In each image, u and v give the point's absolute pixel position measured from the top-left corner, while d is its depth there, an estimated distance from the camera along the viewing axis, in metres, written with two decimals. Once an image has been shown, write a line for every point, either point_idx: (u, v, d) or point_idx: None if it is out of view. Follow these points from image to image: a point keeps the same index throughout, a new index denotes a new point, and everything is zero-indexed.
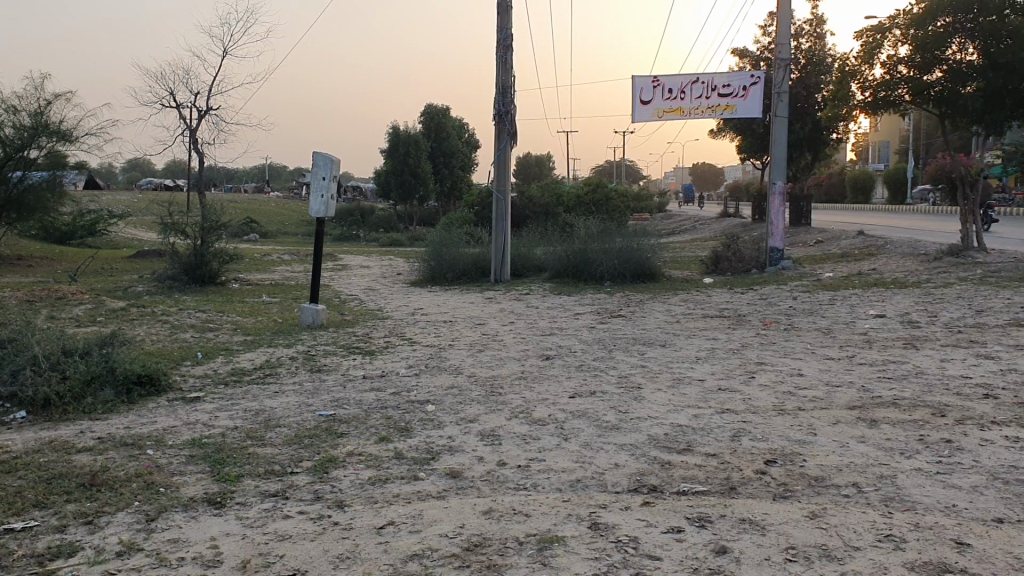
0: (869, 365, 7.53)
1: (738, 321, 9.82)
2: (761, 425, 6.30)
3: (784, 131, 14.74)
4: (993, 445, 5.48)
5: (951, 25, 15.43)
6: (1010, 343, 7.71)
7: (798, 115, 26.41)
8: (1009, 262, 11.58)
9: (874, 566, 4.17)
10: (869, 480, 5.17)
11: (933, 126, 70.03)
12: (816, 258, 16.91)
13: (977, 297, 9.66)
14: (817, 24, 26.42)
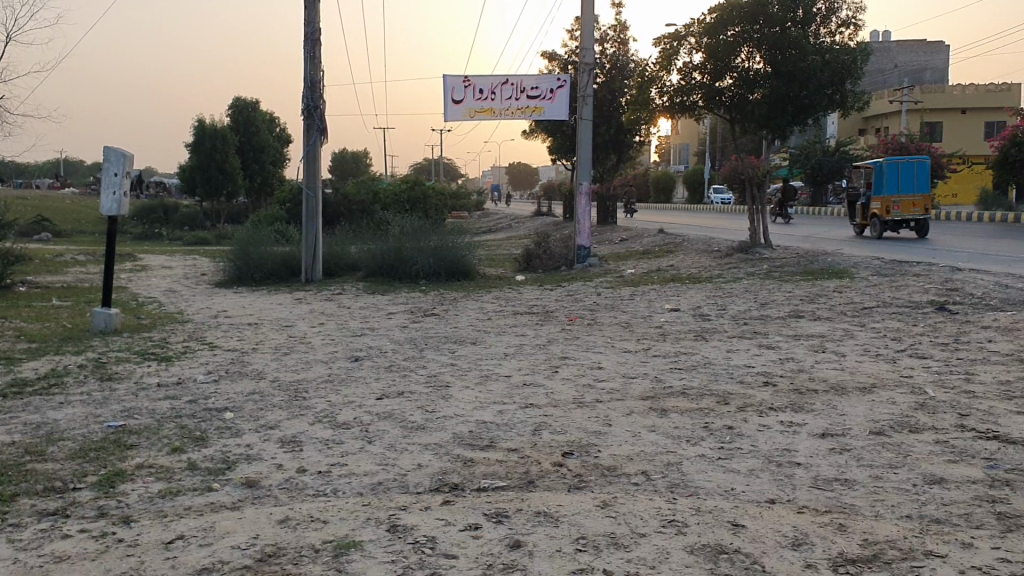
0: (663, 357, 7.87)
1: (545, 317, 10.04)
2: (561, 418, 6.45)
3: (589, 133, 15.19)
4: (770, 429, 5.85)
5: (739, 35, 16.33)
6: (790, 333, 8.25)
7: (604, 118, 27.37)
8: (790, 258, 12.46)
9: (657, 550, 4.35)
10: (657, 467, 5.40)
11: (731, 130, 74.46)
12: (621, 255, 17.57)
13: (763, 290, 10.31)
14: (621, 29, 27.32)
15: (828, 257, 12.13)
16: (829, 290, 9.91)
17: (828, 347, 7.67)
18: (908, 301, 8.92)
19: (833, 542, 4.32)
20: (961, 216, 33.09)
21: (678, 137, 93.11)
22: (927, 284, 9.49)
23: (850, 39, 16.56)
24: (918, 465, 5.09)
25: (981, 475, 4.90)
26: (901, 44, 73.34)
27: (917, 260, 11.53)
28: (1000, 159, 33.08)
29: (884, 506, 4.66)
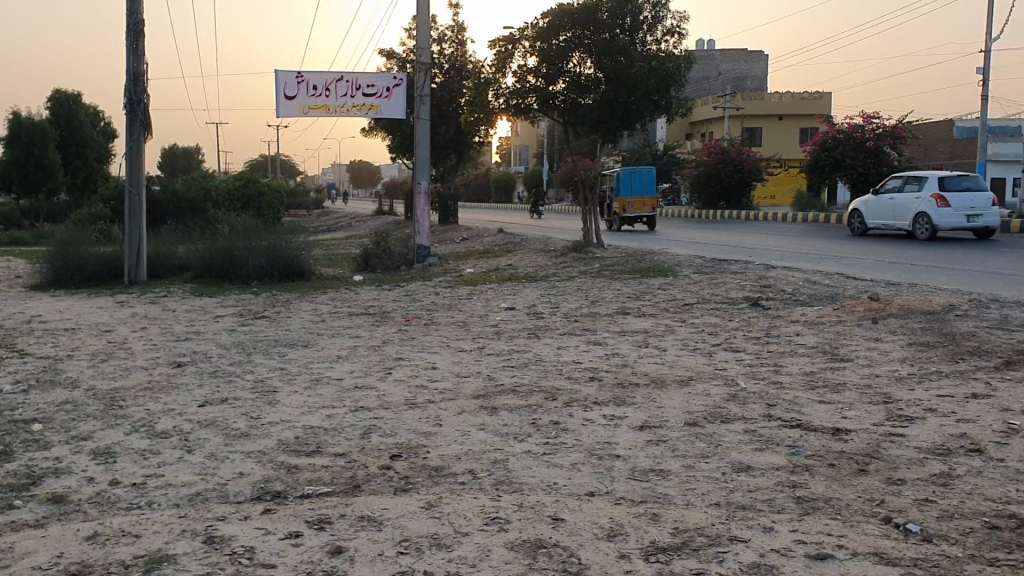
0: (496, 356, 7.94)
1: (381, 318, 9.95)
2: (390, 420, 6.40)
3: (426, 133, 15.20)
4: (593, 424, 6.01)
5: (571, 40, 16.78)
6: (617, 329, 8.52)
7: (443, 118, 27.54)
8: (622, 256, 12.88)
9: (478, 549, 4.38)
10: (483, 466, 5.45)
11: None
12: (461, 254, 17.62)
13: (595, 289, 10.58)
14: (459, 30, 27.47)
15: (656, 256, 12.61)
16: (654, 287, 10.30)
17: (650, 342, 7.96)
18: (726, 297, 9.37)
19: (647, 532, 4.47)
20: (779, 216, 35.16)
21: (518, 138, 95.31)
22: (743, 281, 10.01)
23: (675, 48, 17.21)
24: (727, 454, 5.34)
25: (783, 461, 5.20)
26: (723, 54, 77.52)
27: (735, 258, 12.11)
28: (811, 163, 35.46)
29: (695, 495, 4.86)
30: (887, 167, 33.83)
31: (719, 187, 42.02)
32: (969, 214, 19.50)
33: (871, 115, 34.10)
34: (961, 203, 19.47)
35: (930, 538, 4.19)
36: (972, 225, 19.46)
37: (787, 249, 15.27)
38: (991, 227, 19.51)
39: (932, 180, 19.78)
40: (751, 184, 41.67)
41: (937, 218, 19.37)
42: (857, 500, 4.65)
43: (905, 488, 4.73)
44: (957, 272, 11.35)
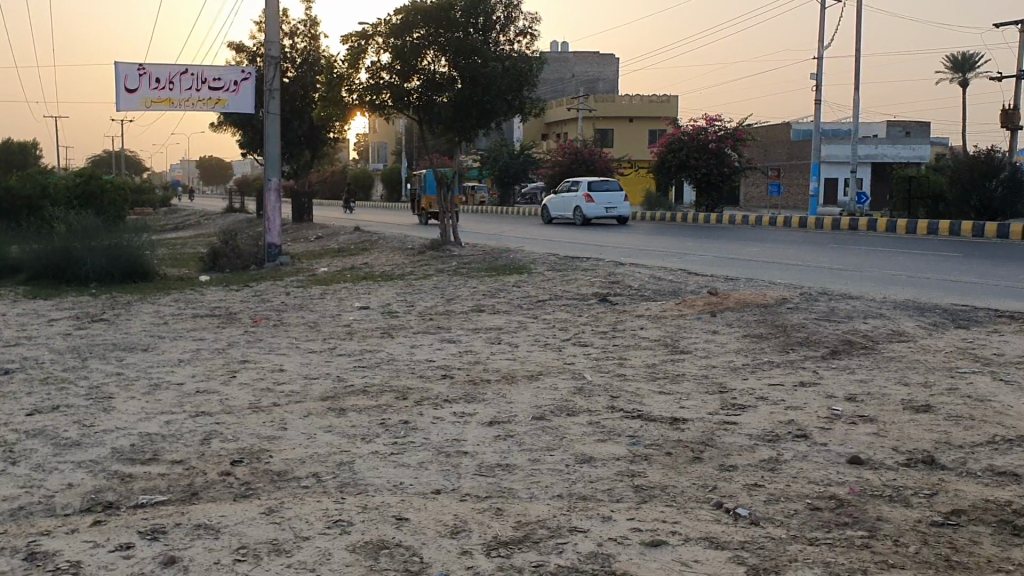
0: (346, 356, 7.83)
1: (228, 319, 9.65)
2: (233, 425, 6.21)
3: (275, 129, 14.89)
4: (442, 422, 6.00)
5: (424, 37, 16.76)
6: (470, 327, 8.54)
7: (297, 114, 27.02)
8: (479, 255, 12.97)
9: (318, 553, 4.30)
10: (328, 468, 5.36)
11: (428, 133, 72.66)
12: (314, 253, 17.28)
13: (449, 287, 10.59)
14: (312, 25, 26.98)
15: (511, 254, 12.75)
16: (508, 284, 10.41)
17: (502, 339, 8.03)
18: (576, 293, 9.55)
19: (489, 527, 4.48)
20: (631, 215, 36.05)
21: (371, 133, 97.13)
22: (594, 278, 10.25)
23: (529, 49, 17.45)
24: (571, 446, 5.44)
25: (624, 452, 5.33)
26: (577, 56, 79.31)
27: (588, 256, 12.37)
28: (658, 164, 36.56)
29: (538, 488, 4.92)
30: (728, 168, 35.59)
31: None
32: (606, 208, 29.16)
33: (714, 117, 35.53)
34: (598, 200, 29.23)
35: (757, 520, 4.37)
36: (607, 215, 29.25)
37: (672, 246, 15.68)
38: (622, 215, 29.29)
39: (585, 184, 29.23)
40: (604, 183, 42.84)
41: (584, 210, 29.00)
42: (692, 487, 4.81)
43: (736, 474, 4.93)
44: (789, 268, 11.94)
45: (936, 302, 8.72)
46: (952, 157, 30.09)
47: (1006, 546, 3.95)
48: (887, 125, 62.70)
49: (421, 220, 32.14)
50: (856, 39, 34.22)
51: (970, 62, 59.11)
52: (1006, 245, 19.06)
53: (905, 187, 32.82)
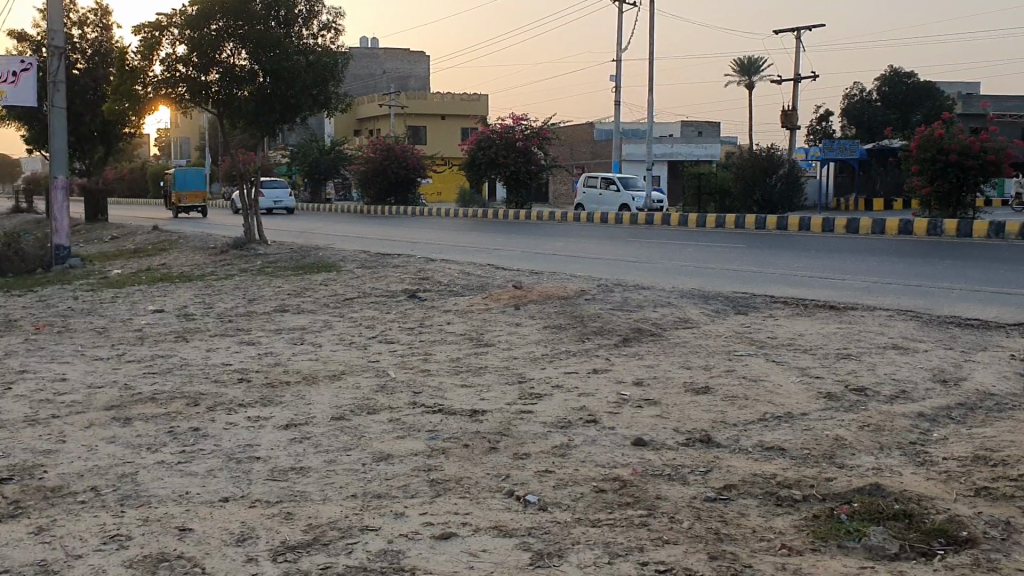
0: (137, 362, 7.46)
1: (5, 327, 8.96)
2: (5, 440, 5.77)
3: (60, 123, 14.02)
4: (235, 427, 5.81)
5: (223, 30, 16.22)
6: (271, 328, 8.32)
7: (88, 108, 25.53)
8: (283, 253, 12.67)
9: (91, 571, 4.03)
10: (109, 481, 5.07)
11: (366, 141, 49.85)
12: (108, 254, 16.40)
13: (251, 287, 10.27)
14: (103, 14, 25.58)
15: (317, 252, 12.53)
16: (314, 283, 10.21)
17: (305, 339, 7.86)
18: (384, 291, 9.49)
19: (278, 532, 4.34)
20: (448, 212, 36.33)
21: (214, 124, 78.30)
22: (403, 274, 10.24)
23: (332, 43, 17.31)
24: (368, 445, 5.38)
25: (421, 447, 5.32)
26: (386, 52, 79.31)
27: (397, 252, 12.39)
28: (469, 162, 37.02)
29: (331, 489, 4.82)
30: (535, 166, 36.40)
31: (386, 184, 42.84)
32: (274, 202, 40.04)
33: (521, 117, 36.39)
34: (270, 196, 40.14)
35: (545, 506, 4.47)
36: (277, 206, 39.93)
37: (469, 242, 15.94)
38: (286, 208, 40.05)
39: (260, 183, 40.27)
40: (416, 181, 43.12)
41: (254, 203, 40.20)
42: (486, 477, 4.86)
43: (529, 462, 5.03)
44: (584, 260, 12.38)
45: (720, 290, 9.30)
46: (732, 156, 32.19)
47: (770, 516, 4.20)
48: (682, 125, 66.52)
49: (174, 214, 41.08)
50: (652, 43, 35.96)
51: (754, 67, 63.31)
52: (786, 236, 20.65)
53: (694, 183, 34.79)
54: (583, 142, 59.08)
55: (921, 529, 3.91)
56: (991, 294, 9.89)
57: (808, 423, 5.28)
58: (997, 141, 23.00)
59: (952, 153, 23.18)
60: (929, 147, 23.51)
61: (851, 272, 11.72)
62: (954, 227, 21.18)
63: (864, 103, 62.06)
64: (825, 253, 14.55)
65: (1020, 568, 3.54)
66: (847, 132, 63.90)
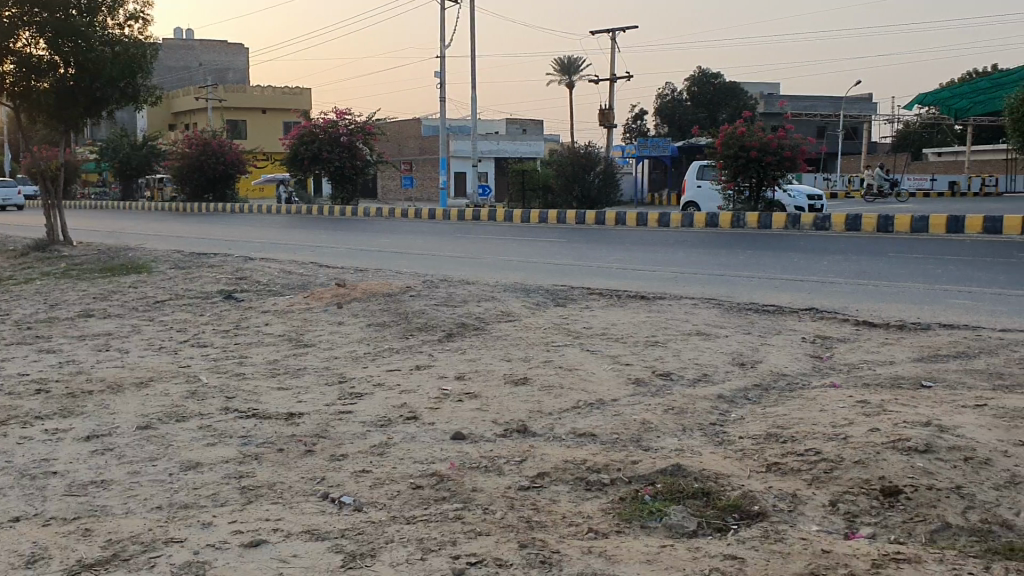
0: None
1: None
2: None
3: None
4: (30, 441, 5.45)
5: (16, 17, 15.14)
6: (75, 334, 7.86)
7: None
8: (89, 254, 12.03)
9: None
10: None
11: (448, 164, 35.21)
12: None
13: (54, 291, 9.67)
14: None
15: (127, 252, 11.97)
16: (123, 285, 9.71)
17: (112, 345, 7.46)
18: (198, 292, 9.15)
19: (73, 550, 4.09)
20: (270, 209, 35.38)
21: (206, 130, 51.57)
22: (220, 274, 9.90)
23: (141, 34, 16.58)
24: (176, 454, 5.16)
25: (233, 454, 5.16)
26: (203, 45, 76.65)
27: (212, 251, 12.02)
28: (290, 156, 36.17)
29: (134, 502, 4.59)
30: (361, 161, 36.40)
31: (203, 180, 41.46)
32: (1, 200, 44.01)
33: (344, 111, 36.06)
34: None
35: (360, 506, 4.39)
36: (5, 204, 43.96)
37: (285, 240, 15.67)
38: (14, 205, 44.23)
39: None
40: (235, 177, 41.90)
41: None
42: (300, 481, 4.75)
43: (346, 463, 4.96)
44: (401, 257, 12.38)
45: (540, 283, 9.52)
46: (553, 153, 33.00)
47: (579, 500, 4.32)
48: (506, 122, 67.63)
49: None
50: (473, 39, 36.47)
51: (574, 67, 65.15)
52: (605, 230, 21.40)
53: (519, 179, 35.54)
54: (410, 139, 58.86)
55: (717, 506, 4.12)
56: (779, 281, 10.63)
57: (618, 408, 5.49)
58: (793, 139, 24.68)
59: (753, 150, 24.68)
60: (732, 144, 24.91)
61: (655, 263, 12.32)
62: (756, 220, 22.59)
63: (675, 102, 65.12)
64: (634, 246, 15.20)
65: (804, 537, 3.75)
66: (661, 131, 66.82)
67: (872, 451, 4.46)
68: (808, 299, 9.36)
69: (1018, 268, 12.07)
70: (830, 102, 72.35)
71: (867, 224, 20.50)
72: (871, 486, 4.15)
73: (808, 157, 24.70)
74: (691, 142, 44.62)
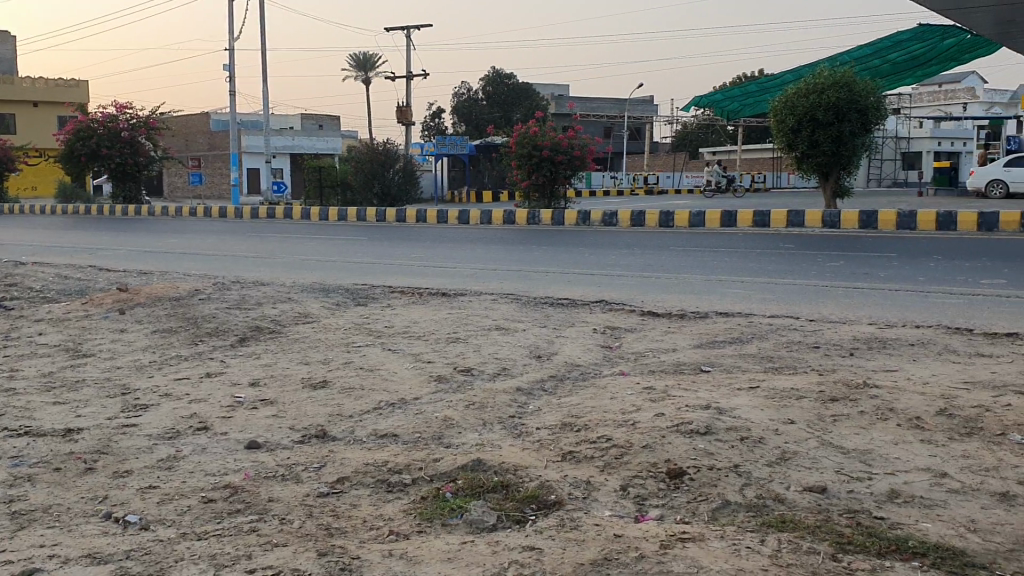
0: None
1: None
2: None
3: None
4: None
5: None
6: None
7: None
8: None
9: None
10: None
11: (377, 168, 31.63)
12: None
13: None
14: None
15: None
16: None
17: None
18: None
19: None
20: (45, 209, 32.84)
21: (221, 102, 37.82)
22: None
23: None
24: None
25: (4, 476, 4.74)
26: None
27: None
28: (65, 153, 33.71)
29: None
30: (144, 157, 34.46)
31: None
32: None
33: (124, 105, 34.00)
34: None
35: (148, 525, 4.15)
36: None
37: (59, 242, 14.65)
38: None
39: None
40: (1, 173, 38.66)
41: None
42: (79, 502, 4.44)
43: (131, 480, 4.67)
44: (190, 258, 11.85)
45: (338, 283, 9.35)
46: (350, 150, 32.60)
47: (381, 503, 4.28)
48: (302, 118, 66.14)
49: None
50: (264, 35, 35.47)
51: (369, 63, 64.55)
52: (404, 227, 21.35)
53: (315, 176, 34.81)
54: (199, 134, 56.32)
55: (515, 498, 4.20)
56: (571, 275, 11.02)
57: (419, 407, 5.49)
58: (581, 139, 25.61)
59: (545, 149, 25.40)
60: (525, 144, 25.49)
61: (451, 259, 12.44)
62: (549, 216, 23.26)
63: (471, 102, 66.02)
64: (433, 243, 15.26)
65: (598, 523, 3.88)
66: (458, 129, 67.50)
67: (656, 436, 4.70)
68: (597, 291, 9.73)
69: (779, 259, 13.11)
70: (616, 102, 75.60)
71: (651, 219, 21.62)
72: (658, 469, 4.37)
73: (596, 156, 25.62)
74: (487, 140, 45.36)
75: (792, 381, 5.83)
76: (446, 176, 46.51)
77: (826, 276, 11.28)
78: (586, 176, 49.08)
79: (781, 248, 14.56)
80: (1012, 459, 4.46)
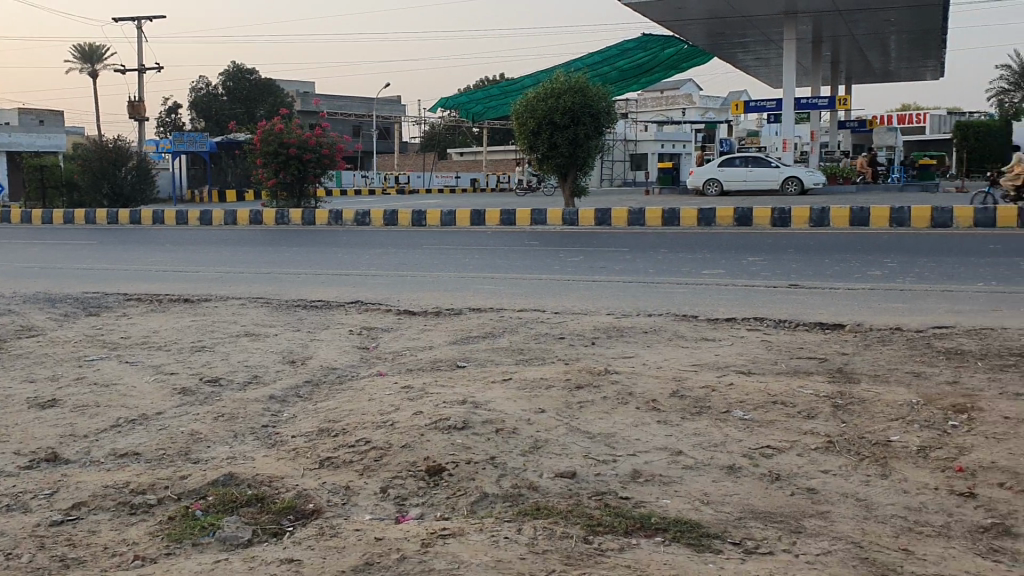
0: None
1: None
2: None
3: None
4: None
5: None
6: None
7: None
8: None
9: None
10: None
11: (107, 167, 29.51)
12: None
13: None
14: None
15: None
16: None
17: None
18: None
19: None
20: None
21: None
22: None
23: None
24: None
25: None
26: None
27: None
28: None
29: None
30: None
31: None
32: None
33: None
34: None
35: None
36: None
37: None
38: None
39: None
40: None
41: None
42: None
43: None
44: None
45: (65, 292, 8.62)
46: (75, 147, 30.15)
47: (123, 527, 3.99)
48: (18, 112, 60.32)
49: None
50: None
51: (96, 55, 60.09)
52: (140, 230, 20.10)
53: (36, 176, 31.88)
54: None
55: (271, 510, 4.06)
56: (322, 276, 10.82)
57: (162, 422, 5.18)
58: (329, 138, 25.17)
59: (292, 147, 24.67)
60: (271, 142, 24.59)
61: (189, 262, 11.83)
62: (298, 216, 22.72)
63: (211, 96, 63.19)
64: (172, 247, 14.47)
65: (357, 528, 3.83)
66: (197, 125, 64.40)
67: (415, 434, 4.72)
68: (347, 292, 9.62)
69: (524, 255, 13.60)
70: (361, 101, 75.26)
71: (402, 219, 21.69)
72: (417, 468, 4.39)
73: (344, 155, 25.31)
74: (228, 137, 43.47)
75: (542, 372, 6.06)
76: (184, 175, 44.14)
77: (567, 270, 11.82)
78: (337, 175, 48.48)
79: (526, 245, 15.15)
80: (736, 434, 4.89)
